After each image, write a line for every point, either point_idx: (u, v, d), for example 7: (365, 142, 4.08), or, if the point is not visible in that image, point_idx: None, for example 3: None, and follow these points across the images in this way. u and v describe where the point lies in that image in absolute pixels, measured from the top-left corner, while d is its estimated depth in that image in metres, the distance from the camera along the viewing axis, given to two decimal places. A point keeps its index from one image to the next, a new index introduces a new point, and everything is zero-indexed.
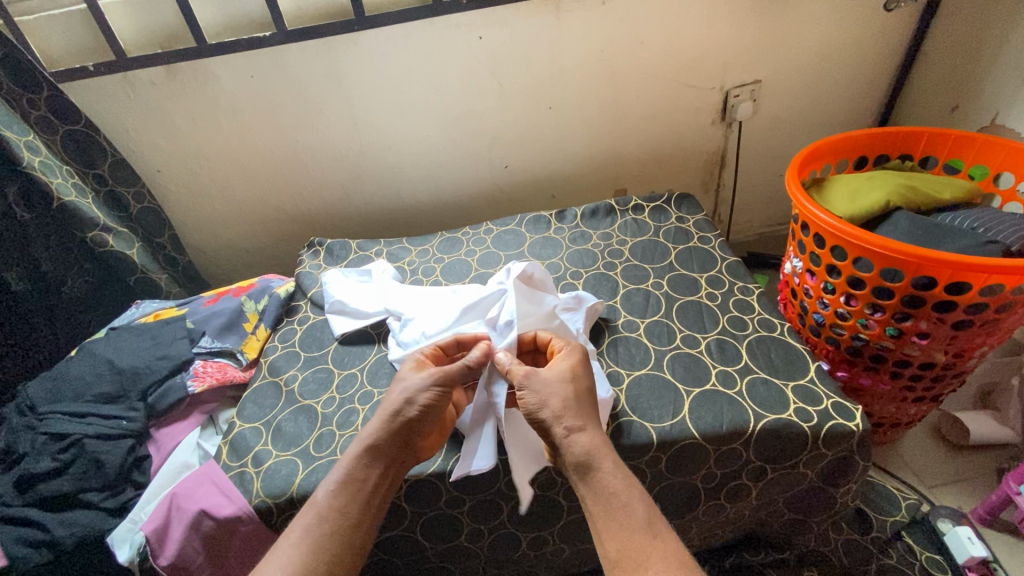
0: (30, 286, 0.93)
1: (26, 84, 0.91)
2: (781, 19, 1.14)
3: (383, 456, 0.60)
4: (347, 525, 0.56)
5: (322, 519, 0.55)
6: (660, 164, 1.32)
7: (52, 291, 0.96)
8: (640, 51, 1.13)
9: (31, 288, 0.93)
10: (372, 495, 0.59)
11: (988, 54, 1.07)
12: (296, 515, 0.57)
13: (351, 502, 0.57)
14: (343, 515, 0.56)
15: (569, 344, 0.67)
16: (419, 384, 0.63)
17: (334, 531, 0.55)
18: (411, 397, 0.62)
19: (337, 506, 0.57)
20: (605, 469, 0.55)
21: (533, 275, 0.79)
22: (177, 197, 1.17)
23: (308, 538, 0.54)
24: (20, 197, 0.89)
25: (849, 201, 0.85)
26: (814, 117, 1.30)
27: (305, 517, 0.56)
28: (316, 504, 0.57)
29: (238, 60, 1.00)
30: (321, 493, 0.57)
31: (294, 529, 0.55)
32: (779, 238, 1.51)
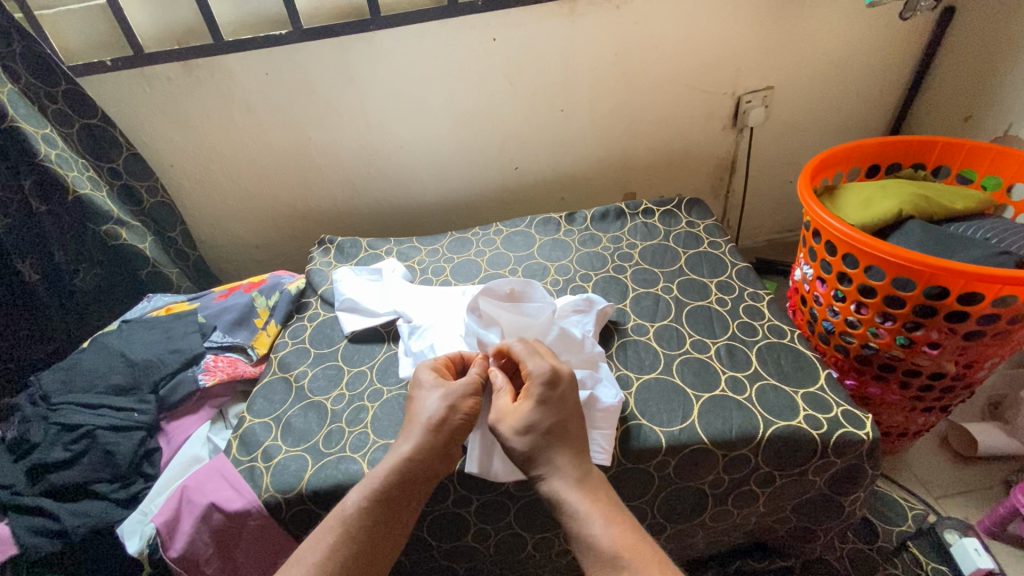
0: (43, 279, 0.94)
1: (43, 77, 0.92)
2: (794, 26, 1.14)
3: (418, 470, 0.60)
4: (372, 540, 0.56)
5: (350, 532, 0.55)
6: (670, 168, 1.32)
7: (65, 283, 0.97)
8: (652, 55, 1.13)
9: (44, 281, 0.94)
10: (400, 513, 0.58)
11: (1001, 65, 1.07)
12: (324, 527, 0.56)
13: (380, 517, 0.57)
14: (369, 531, 0.56)
15: (540, 366, 0.63)
16: (460, 392, 0.64)
17: (361, 546, 0.55)
18: (455, 404, 0.63)
19: (366, 520, 0.56)
20: None
21: (512, 289, 0.77)
22: (190, 193, 1.18)
23: (332, 553, 0.54)
24: (36, 190, 0.91)
25: (861, 209, 0.85)
26: (825, 124, 1.30)
27: (334, 529, 0.56)
28: (344, 517, 0.57)
29: (253, 58, 1.01)
30: (350, 507, 0.57)
31: (325, 539, 0.55)
32: (787, 245, 1.51)
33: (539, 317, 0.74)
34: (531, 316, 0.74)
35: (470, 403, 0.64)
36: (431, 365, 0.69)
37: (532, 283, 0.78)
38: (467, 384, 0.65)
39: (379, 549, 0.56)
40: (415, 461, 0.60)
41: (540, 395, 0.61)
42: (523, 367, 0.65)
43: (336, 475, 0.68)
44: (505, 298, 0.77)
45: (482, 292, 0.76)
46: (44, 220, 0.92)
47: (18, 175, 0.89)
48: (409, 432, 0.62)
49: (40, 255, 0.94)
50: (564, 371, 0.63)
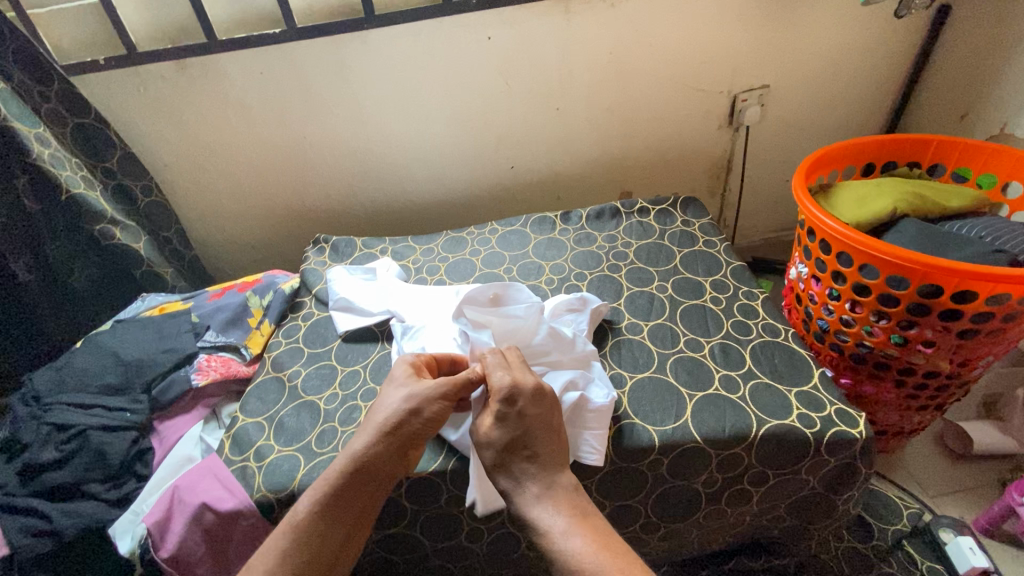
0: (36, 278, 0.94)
1: (37, 76, 0.92)
2: (790, 24, 1.14)
3: (373, 472, 0.59)
4: (323, 545, 0.56)
5: (300, 537, 0.55)
6: (666, 167, 1.32)
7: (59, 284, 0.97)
8: (648, 53, 1.13)
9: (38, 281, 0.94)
10: (355, 515, 0.58)
11: (997, 63, 1.07)
12: (275, 532, 0.56)
13: (333, 519, 0.57)
14: (321, 534, 0.56)
15: (501, 382, 0.61)
16: (422, 394, 0.63)
17: (311, 550, 0.55)
18: (417, 406, 0.62)
19: (316, 524, 0.56)
20: None
21: (497, 294, 0.77)
22: (185, 192, 1.18)
23: (282, 558, 0.54)
24: (28, 189, 0.90)
25: (856, 207, 0.85)
26: (822, 122, 1.30)
27: (284, 536, 0.56)
28: (295, 521, 0.56)
29: (248, 56, 1.01)
30: (301, 510, 0.57)
31: (273, 546, 0.55)
32: (783, 244, 1.51)
33: (529, 317, 0.73)
34: (522, 316, 0.73)
35: (437, 406, 0.63)
36: (409, 361, 0.68)
37: (514, 285, 0.78)
38: (437, 387, 0.63)
39: (332, 552, 0.56)
40: (368, 462, 0.59)
41: (497, 413, 0.60)
42: (489, 379, 0.63)
43: None
44: (489, 303, 0.76)
45: (466, 299, 0.75)
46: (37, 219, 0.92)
47: (10, 174, 0.88)
48: (364, 432, 0.61)
49: (34, 255, 0.94)
50: (526, 388, 0.61)
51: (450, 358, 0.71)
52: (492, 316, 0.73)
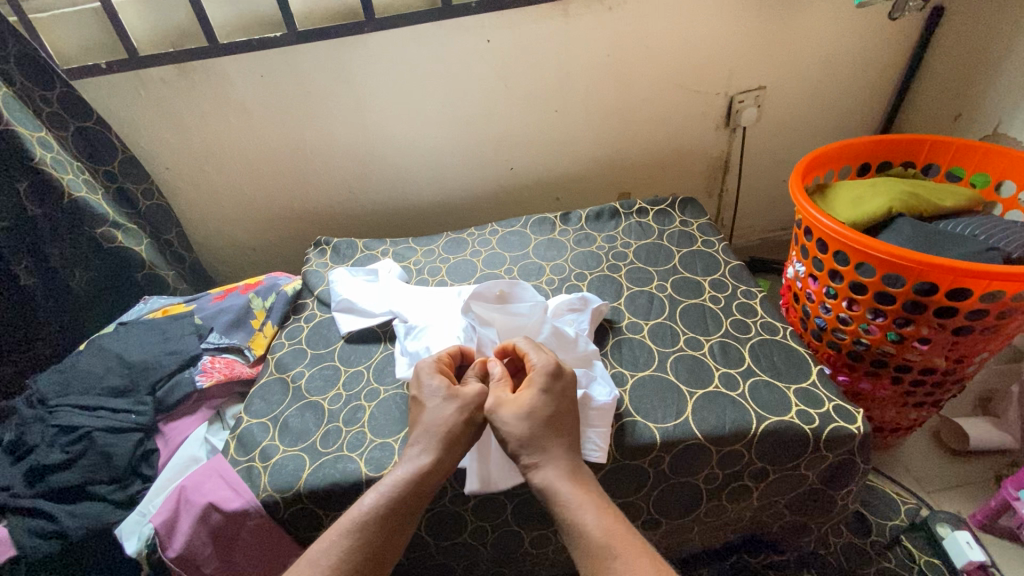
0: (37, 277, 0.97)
1: (38, 81, 0.93)
2: (786, 26, 1.15)
3: (433, 479, 0.59)
4: (384, 547, 0.54)
5: (366, 537, 0.54)
6: (664, 168, 1.33)
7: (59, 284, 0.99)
8: (646, 55, 1.14)
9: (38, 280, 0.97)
10: (411, 522, 0.57)
11: (990, 64, 1.08)
12: (337, 529, 0.55)
13: (394, 524, 0.56)
14: (383, 538, 0.55)
15: (543, 360, 0.65)
16: (476, 403, 0.63)
17: (374, 551, 0.54)
18: (471, 414, 0.63)
19: (379, 526, 0.55)
20: None
21: (503, 291, 0.77)
22: (186, 195, 1.18)
23: (347, 558, 0.53)
24: (30, 193, 0.92)
25: (852, 206, 0.86)
26: (817, 123, 1.31)
27: (348, 535, 0.54)
28: (358, 522, 0.55)
29: (248, 59, 1.01)
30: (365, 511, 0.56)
31: (335, 542, 0.53)
32: (780, 243, 1.52)
33: (532, 316, 0.75)
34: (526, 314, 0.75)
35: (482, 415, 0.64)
36: (433, 364, 0.68)
37: (520, 283, 0.78)
38: (481, 392, 0.64)
39: (389, 556, 0.55)
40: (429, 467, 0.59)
41: (543, 383, 0.62)
42: (528, 359, 0.66)
43: (334, 474, 0.68)
44: (496, 300, 0.77)
45: (473, 295, 0.76)
46: (38, 220, 0.94)
47: (13, 177, 0.90)
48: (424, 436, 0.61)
49: (36, 257, 0.96)
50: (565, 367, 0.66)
51: (459, 351, 0.71)
52: (496, 313, 0.75)
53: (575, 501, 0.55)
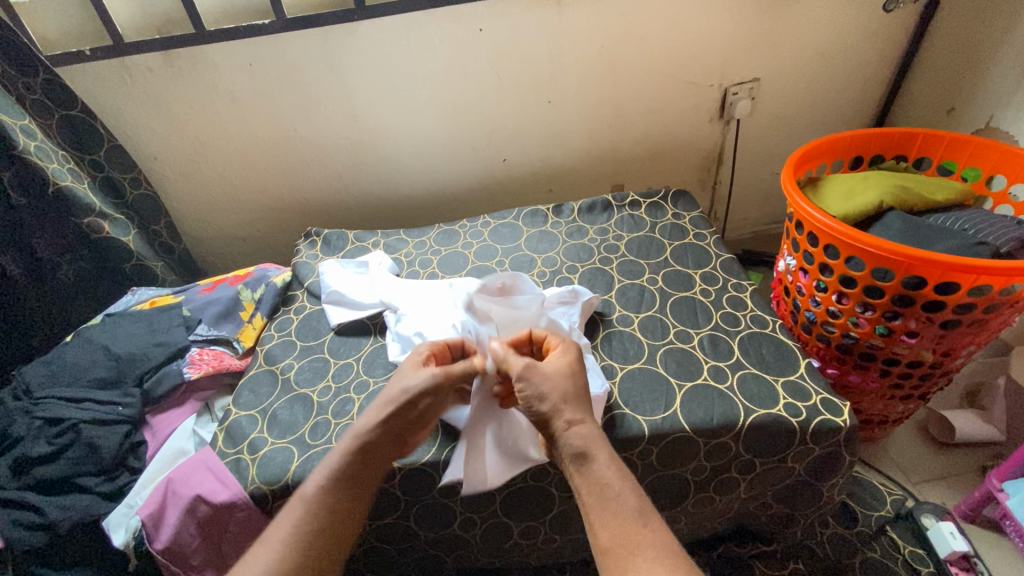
0: (26, 274, 0.95)
1: (22, 68, 0.91)
2: (780, 17, 1.14)
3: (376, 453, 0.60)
4: (335, 523, 0.55)
5: (315, 513, 0.55)
6: (657, 160, 1.33)
7: (48, 276, 0.98)
8: (640, 46, 1.13)
9: (26, 276, 0.95)
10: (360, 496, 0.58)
11: (984, 58, 1.08)
12: (283, 509, 0.56)
13: (339, 500, 0.56)
14: (331, 512, 0.56)
15: (561, 342, 0.67)
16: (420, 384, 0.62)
17: (327, 526, 0.55)
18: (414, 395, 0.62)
19: (327, 502, 0.56)
20: (598, 464, 0.55)
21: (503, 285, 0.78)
22: (175, 185, 1.17)
23: (297, 532, 0.54)
24: (14, 182, 0.90)
25: (843, 199, 0.86)
26: (811, 116, 1.31)
27: (294, 512, 0.55)
28: (304, 499, 0.56)
29: (237, 47, 1.00)
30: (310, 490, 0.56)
31: (286, 520, 0.55)
32: (773, 236, 1.53)
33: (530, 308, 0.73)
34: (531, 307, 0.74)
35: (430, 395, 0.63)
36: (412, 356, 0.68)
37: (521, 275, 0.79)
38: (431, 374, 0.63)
39: (343, 532, 0.56)
40: (377, 439, 0.60)
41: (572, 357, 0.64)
42: (547, 342, 0.68)
43: None
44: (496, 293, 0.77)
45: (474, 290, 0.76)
46: (21, 211, 0.92)
47: None
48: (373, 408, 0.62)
49: (24, 252, 0.94)
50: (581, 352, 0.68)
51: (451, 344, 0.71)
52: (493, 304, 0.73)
53: (594, 470, 0.55)
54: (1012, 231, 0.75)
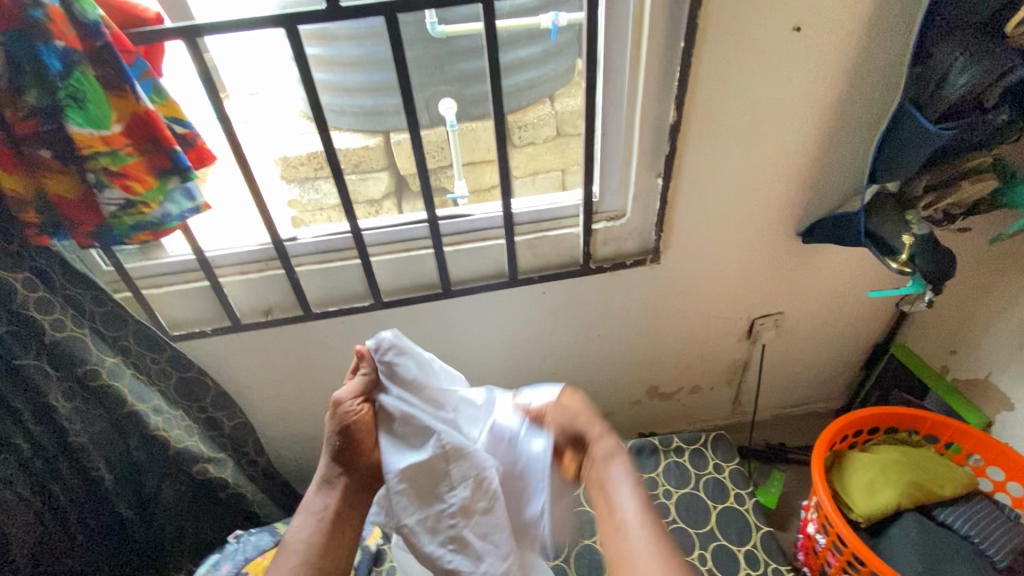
0: (134, 505, 1.10)
1: (152, 348, 1.06)
2: (806, 274, 1.29)
3: (348, 453, 0.79)
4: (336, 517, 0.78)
5: (319, 515, 0.78)
6: (691, 368, 1.47)
7: (152, 501, 1.12)
8: (680, 296, 1.28)
9: (135, 507, 1.10)
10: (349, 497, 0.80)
11: (982, 323, 1.25)
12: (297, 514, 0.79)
13: (330, 500, 0.79)
14: (330, 505, 0.78)
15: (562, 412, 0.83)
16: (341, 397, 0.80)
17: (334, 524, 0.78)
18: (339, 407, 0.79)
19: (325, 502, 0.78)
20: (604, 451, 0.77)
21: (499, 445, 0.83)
22: (260, 405, 1.30)
23: (311, 534, 0.77)
24: (140, 443, 1.06)
25: (866, 493, 1.02)
26: (831, 335, 1.45)
27: (304, 514, 0.78)
28: (310, 506, 0.79)
29: (337, 320, 1.17)
30: (314, 495, 0.80)
31: (303, 522, 0.78)
32: (793, 418, 1.65)
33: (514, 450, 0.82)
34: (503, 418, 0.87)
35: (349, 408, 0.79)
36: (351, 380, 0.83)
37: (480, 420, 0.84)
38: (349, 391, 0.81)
39: (346, 528, 0.79)
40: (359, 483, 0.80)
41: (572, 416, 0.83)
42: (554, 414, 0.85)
43: None
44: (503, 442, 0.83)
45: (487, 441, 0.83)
46: (140, 461, 1.07)
47: (124, 436, 1.03)
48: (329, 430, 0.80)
49: (136, 490, 1.10)
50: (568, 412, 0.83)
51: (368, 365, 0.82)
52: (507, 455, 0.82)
53: None
54: (1007, 542, 0.95)
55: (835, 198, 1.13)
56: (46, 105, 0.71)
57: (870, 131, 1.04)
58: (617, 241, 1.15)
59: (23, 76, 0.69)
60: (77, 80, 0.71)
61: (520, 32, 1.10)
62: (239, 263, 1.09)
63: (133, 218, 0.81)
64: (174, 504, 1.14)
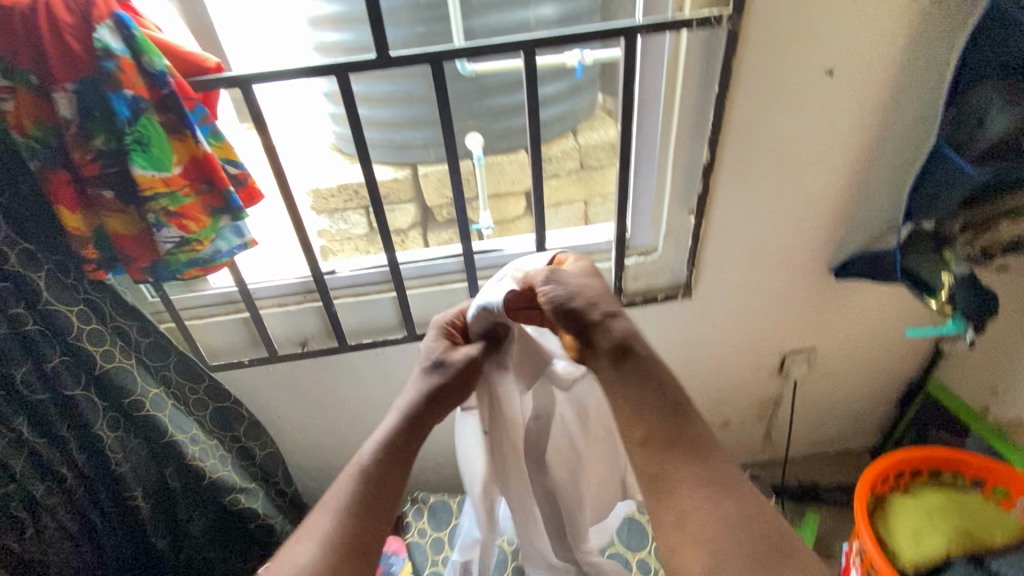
0: (167, 534, 1.11)
1: (191, 376, 1.08)
2: (838, 309, 1.28)
3: (420, 422, 0.75)
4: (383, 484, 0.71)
5: (369, 478, 0.70)
6: (721, 404, 1.45)
7: (185, 530, 1.12)
8: (711, 331, 1.27)
9: (167, 536, 1.11)
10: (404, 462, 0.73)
11: (1022, 362, 1.22)
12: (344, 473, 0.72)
13: (389, 461, 0.72)
14: (381, 474, 0.71)
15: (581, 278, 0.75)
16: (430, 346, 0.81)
17: (376, 491, 0.70)
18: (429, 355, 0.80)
19: (379, 464, 0.71)
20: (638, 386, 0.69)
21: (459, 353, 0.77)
22: (291, 434, 1.31)
23: (356, 501, 0.69)
24: (176, 472, 1.06)
25: (914, 539, 1.01)
26: (864, 371, 1.42)
27: (351, 474, 0.71)
28: (360, 465, 0.71)
29: (369, 351, 1.19)
30: (366, 454, 0.72)
31: (345, 484, 0.70)
32: (825, 455, 1.61)
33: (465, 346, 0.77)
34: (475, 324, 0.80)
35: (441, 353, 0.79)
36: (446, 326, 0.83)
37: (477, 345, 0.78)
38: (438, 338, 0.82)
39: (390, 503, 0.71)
40: (434, 396, 0.77)
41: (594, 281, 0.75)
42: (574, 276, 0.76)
43: None
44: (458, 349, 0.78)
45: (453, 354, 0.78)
46: (175, 490, 1.08)
47: (162, 465, 1.05)
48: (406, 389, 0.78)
49: (169, 518, 1.10)
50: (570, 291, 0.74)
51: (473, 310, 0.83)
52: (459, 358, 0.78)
53: None
54: None
55: (868, 234, 1.13)
56: (114, 148, 0.76)
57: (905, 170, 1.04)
58: (648, 276, 1.15)
59: (95, 121, 0.74)
60: (144, 125, 0.75)
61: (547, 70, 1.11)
62: (278, 296, 1.12)
63: (187, 256, 0.85)
64: (205, 533, 1.14)
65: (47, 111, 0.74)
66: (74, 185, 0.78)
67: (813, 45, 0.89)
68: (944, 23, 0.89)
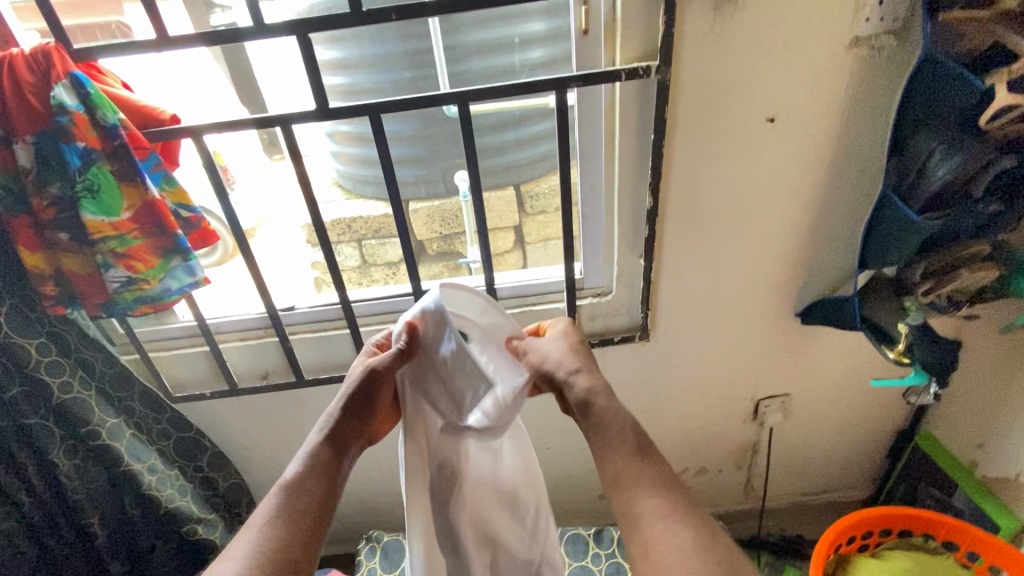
0: (125, 564, 1.12)
1: (155, 408, 1.13)
2: (809, 355, 1.24)
3: (342, 439, 0.73)
4: (310, 503, 0.66)
5: (294, 496, 0.66)
6: (695, 448, 1.40)
7: (143, 558, 1.14)
8: (675, 374, 1.25)
9: (125, 565, 1.12)
10: (327, 484, 0.69)
11: (1009, 418, 1.15)
12: (269, 492, 0.68)
13: (315, 482, 0.68)
14: (306, 492, 0.67)
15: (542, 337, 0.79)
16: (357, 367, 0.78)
17: (305, 508, 0.66)
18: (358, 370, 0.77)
19: (303, 483, 0.67)
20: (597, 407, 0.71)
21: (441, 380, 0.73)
22: (256, 466, 1.34)
23: (277, 526, 0.64)
24: (135, 502, 1.09)
25: None
26: (845, 419, 1.36)
27: (276, 493, 0.67)
28: (285, 479, 0.68)
29: (328, 387, 1.21)
30: (290, 472, 0.69)
31: (265, 512, 0.66)
32: (812, 507, 1.53)
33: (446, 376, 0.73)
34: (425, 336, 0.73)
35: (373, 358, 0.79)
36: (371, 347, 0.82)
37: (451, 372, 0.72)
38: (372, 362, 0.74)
39: (312, 529, 0.65)
40: (359, 407, 0.74)
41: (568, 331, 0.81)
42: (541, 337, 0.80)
43: None
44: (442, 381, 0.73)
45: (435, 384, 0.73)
46: (134, 518, 1.10)
47: (121, 493, 1.07)
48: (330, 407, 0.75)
49: (128, 546, 1.12)
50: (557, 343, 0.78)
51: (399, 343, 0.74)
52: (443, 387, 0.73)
53: None
54: None
55: (831, 279, 1.10)
56: (69, 196, 0.82)
57: (859, 214, 1.02)
58: (604, 317, 1.15)
59: (52, 171, 0.80)
60: (95, 174, 0.81)
61: (529, 110, 1.15)
62: (240, 330, 1.16)
63: (135, 294, 0.89)
64: (163, 564, 1.15)
65: (8, 160, 0.80)
66: (34, 228, 0.84)
67: (746, 96, 0.89)
68: (879, 71, 0.89)
